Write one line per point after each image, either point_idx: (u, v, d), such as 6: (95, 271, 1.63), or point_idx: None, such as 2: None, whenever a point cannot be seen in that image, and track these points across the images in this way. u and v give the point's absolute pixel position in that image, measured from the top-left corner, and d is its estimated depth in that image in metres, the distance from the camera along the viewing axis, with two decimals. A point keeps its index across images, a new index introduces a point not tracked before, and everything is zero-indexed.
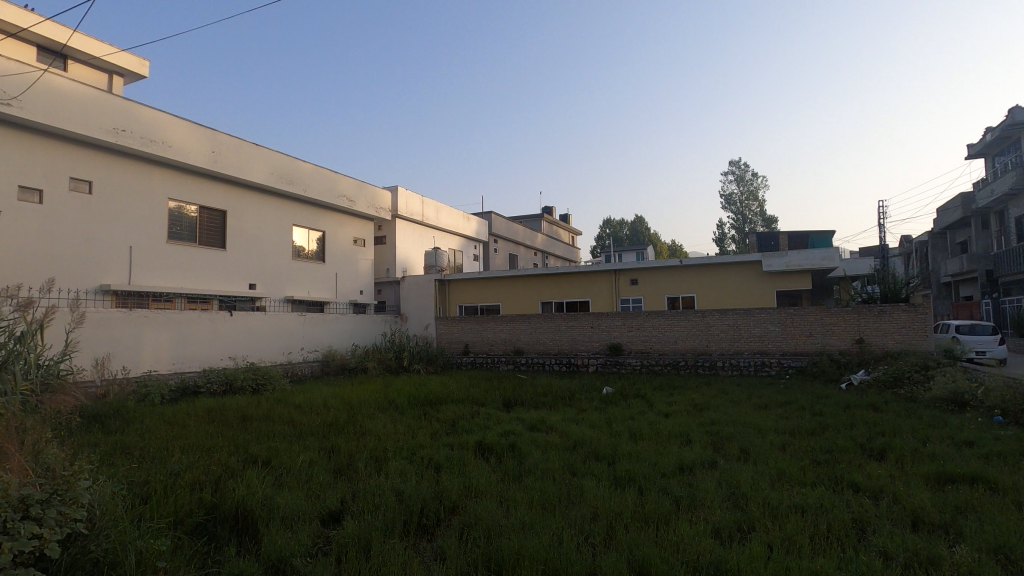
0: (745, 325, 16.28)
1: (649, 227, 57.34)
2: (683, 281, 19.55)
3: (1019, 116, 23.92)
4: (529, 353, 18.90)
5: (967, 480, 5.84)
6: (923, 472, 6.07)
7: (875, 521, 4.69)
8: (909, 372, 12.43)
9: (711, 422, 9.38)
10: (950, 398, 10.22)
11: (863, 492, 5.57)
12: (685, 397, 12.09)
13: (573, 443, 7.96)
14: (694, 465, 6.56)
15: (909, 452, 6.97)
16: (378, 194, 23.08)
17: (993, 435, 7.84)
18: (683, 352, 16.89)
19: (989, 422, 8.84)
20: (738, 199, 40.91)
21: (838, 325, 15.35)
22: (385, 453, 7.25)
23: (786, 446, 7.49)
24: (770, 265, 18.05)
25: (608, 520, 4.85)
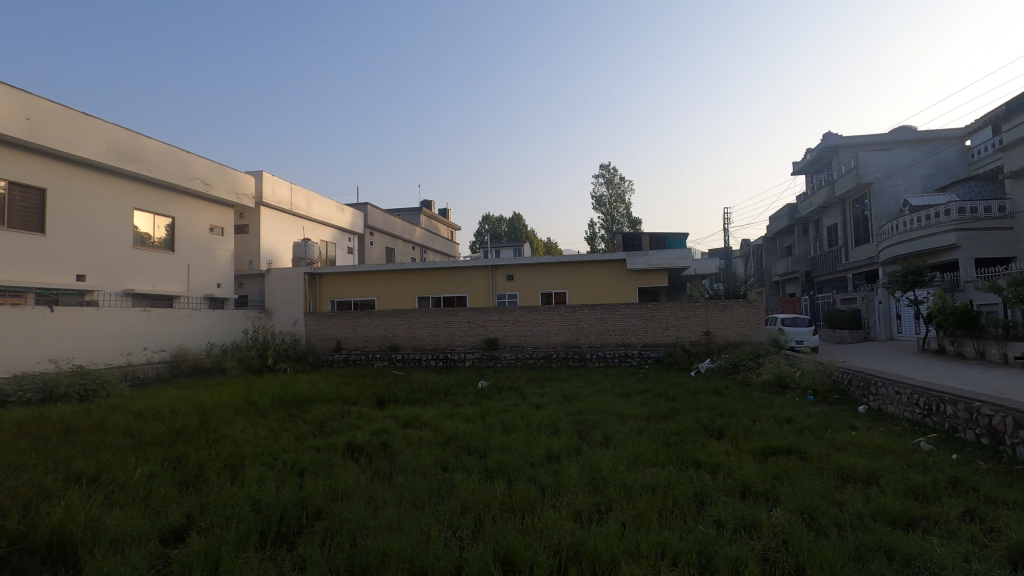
0: (611, 319, 17.40)
1: (525, 225, 59.01)
2: (555, 278, 20.40)
3: (832, 141, 27.98)
4: (406, 348, 18.58)
5: (785, 452, 6.78)
6: (753, 447, 6.93)
7: (711, 493, 5.27)
8: (744, 359, 14.15)
9: (579, 411, 9.91)
10: (776, 381, 11.79)
11: (703, 468, 6.24)
12: (555, 388, 12.64)
13: (446, 438, 7.97)
14: (561, 454, 6.88)
15: (742, 431, 7.91)
16: (239, 179, 21.21)
17: (806, 412, 9.19)
18: (555, 345, 17.65)
19: (804, 401, 10.35)
20: (608, 200, 43.50)
21: (689, 319, 16.96)
22: (242, 460, 6.70)
23: (643, 431, 8.15)
24: (633, 263, 19.49)
25: (476, 513, 4.93)
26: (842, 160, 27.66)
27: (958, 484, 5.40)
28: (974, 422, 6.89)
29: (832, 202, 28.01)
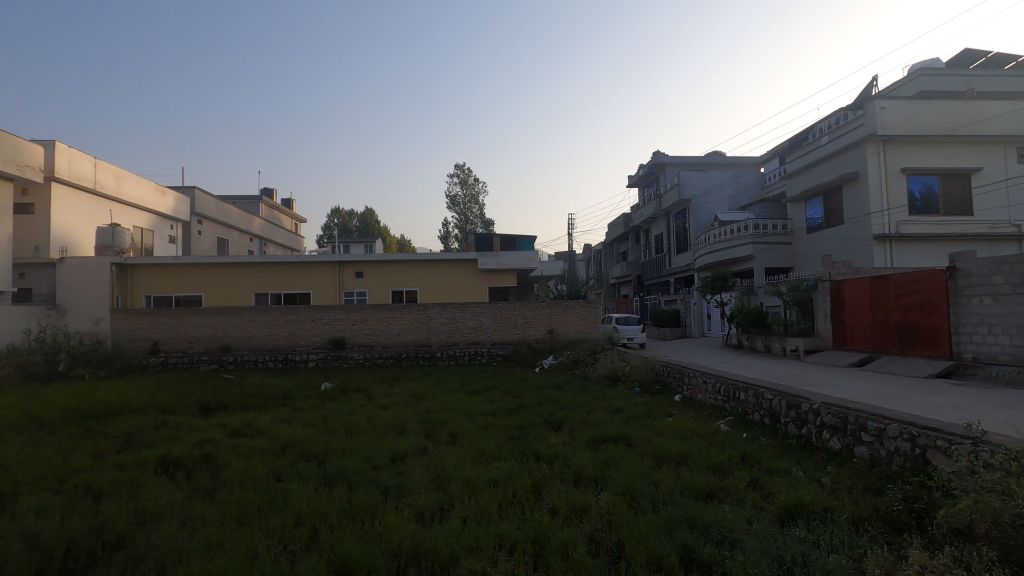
0: (462, 318, 17.60)
1: (378, 221, 57.28)
2: (407, 276, 20.09)
3: (660, 159, 31.33)
4: (239, 350, 16.95)
5: (613, 439, 7.43)
6: (587, 437, 7.49)
7: (548, 483, 5.59)
8: (583, 355, 15.27)
9: (426, 410, 9.88)
10: (609, 374, 12.91)
11: (542, 459, 6.59)
12: (404, 388, 12.45)
13: (282, 445, 7.42)
14: (406, 454, 6.79)
15: (578, 422, 8.51)
16: (23, 148, 17.61)
17: (633, 402, 10.19)
18: (405, 344, 17.37)
19: (631, 392, 11.48)
20: (462, 200, 43.95)
21: (535, 318, 17.80)
22: (16, 488, 5.56)
23: (488, 427, 8.38)
24: (484, 263, 19.95)
25: (312, 523, 4.66)
26: (667, 177, 31.11)
27: (746, 458, 6.37)
28: (759, 405, 8.19)
29: (659, 214, 31.41)
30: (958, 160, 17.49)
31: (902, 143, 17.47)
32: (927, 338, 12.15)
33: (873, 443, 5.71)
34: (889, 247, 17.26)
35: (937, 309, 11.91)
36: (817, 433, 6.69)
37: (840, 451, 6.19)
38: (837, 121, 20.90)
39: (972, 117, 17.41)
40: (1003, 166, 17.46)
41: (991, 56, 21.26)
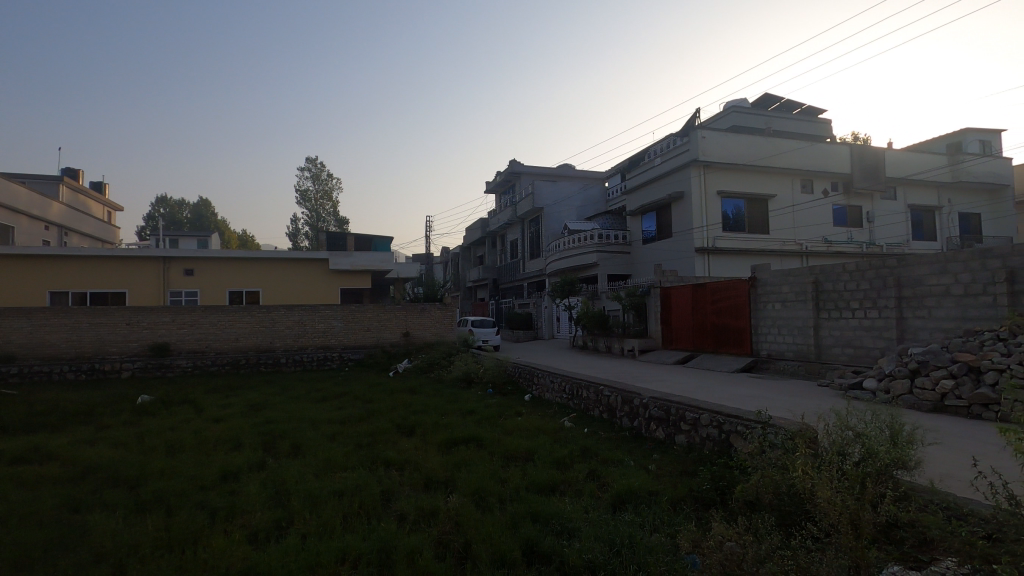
0: (311, 320, 16.58)
1: (215, 214, 51.71)
2: (247, 275, 18.41)
3: (516, 168, 32.53)
4: (28, 359, 14.17)
5: (464, 441, 7.51)
6: (438, 440, 7.48)
7: (397, 489, 5.48)
8: (438, 358, 15.24)
9: (266, 421, 9.12)
10: (463, 377, 13.05)
11: (392, 465, 6.44)
12: (241, 398, 11.38)
13: (82, 470, 6.34)
14: (241, 470, 6.21)
15: (430, 426, 8.46)
16: None
17: (485, 403, 10.40)
18: (244, 350, 15.88)
19: (484, 394, 11.73)
20: (313, 195, 41.44)
21: (390, 321, 17.39)
22: None
23: (335, 435, 7.98)
24: (336, 264, 18.99)
25: (119, 558, 4.05)
26: (522, 185, 32.39)
27: (586, 451, 6.85)
28: (599, 401, 8.87)
29: (514, 220, 32.57)
30: (759, 187, 20.63)
31: (718, 168, 20.16)
32: (734, 338, 14.14)
33: (690, 431, 6.48)
34: (707, 259, 19.77)
35: (742, 312, 13.92)
36: (646, 424, 7.42)
37: (664, 439, 6.95)
38: (668, 146, 23.49)
39: (769, 151, 20.65)
40: (791, 194, 20.95)
41: (782, 102, 25.45)
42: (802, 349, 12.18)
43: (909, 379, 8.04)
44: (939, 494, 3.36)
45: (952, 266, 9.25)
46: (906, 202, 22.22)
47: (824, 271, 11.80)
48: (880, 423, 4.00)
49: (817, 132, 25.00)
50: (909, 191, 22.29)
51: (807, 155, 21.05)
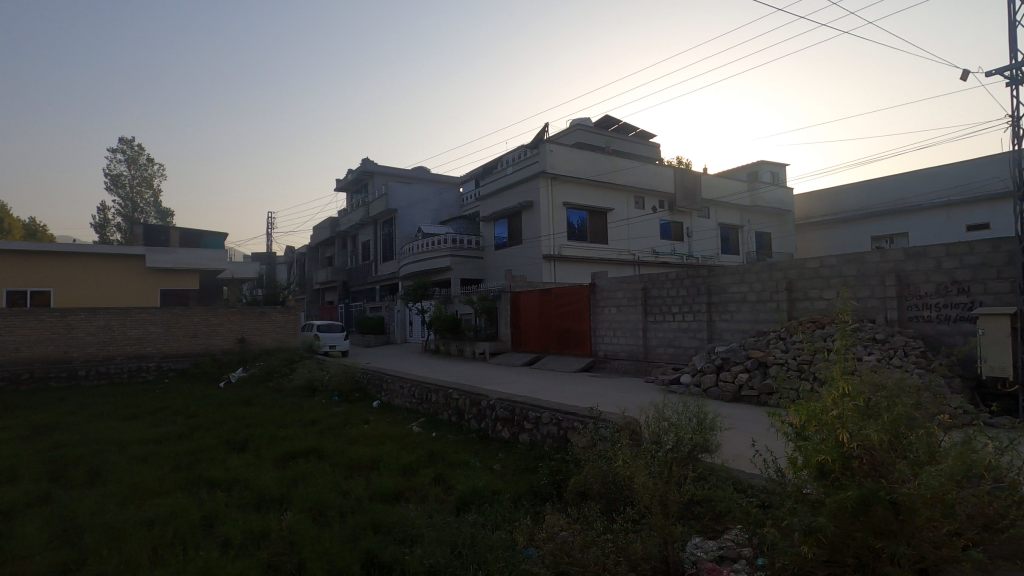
0: (121, 326, 14.37)
1: None
2: (34, 272, 15.44)
3: (369, 167, 31.53)
4: None
5: (304, 454, 7.05)
6: (274, 454, 6.94)
7: (221, 512, 4.97)
8: (278, 366, 14.14)
9: (55, 445, 7.70)
10: (306, 385, 12.27)
11: (217, 486, 5.83)
12: (21, 420, 9.46)
13: None
14: (16, 507, 5.17)
15: (266, 440, 7.82)
16: None
17: (329, 412, 9.89)
18: (27, 362, 13.24)
19: (329, 402, 11.13)
20: (128, 181, 36.04)
21: (222, 326, 15.75)
22: None
23: (148, 457, 7.00)
24: (154, 261, 16.71)
25: None
26: (375, 186, 31.48)
27: (433, 455, 6.84)
28: (448, 405, 8.91)
29: (366, 221, 31.52)
30: (599, 201, 22.42)
31: (564, 181, 21.50)
32: (576, 340, 15.18)
33: (532, 429, 6.80)
34: (554, 265, 20.96)
35: (583, 316, 14.98)
36: (492, 425, 7.62)
37: (508, 439, 7.20)
38: (519, 156, 24.50)
39: (608, 168, 22.52)
40: (626, 209, 23.09)
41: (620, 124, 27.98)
42: (633, 349, 13.46)
43: (715, 374, 9.29)
44: (730, 472, 3.92)
45: (748, 276, 10.89)
46: (717, 221, 25.70)
47: (651, 279, 13.17)
48: (689, 413, 4.55)
49: (648, 154, 27.86)
50: (719, 211, 25.80)
51: (640, 174, 23.35)
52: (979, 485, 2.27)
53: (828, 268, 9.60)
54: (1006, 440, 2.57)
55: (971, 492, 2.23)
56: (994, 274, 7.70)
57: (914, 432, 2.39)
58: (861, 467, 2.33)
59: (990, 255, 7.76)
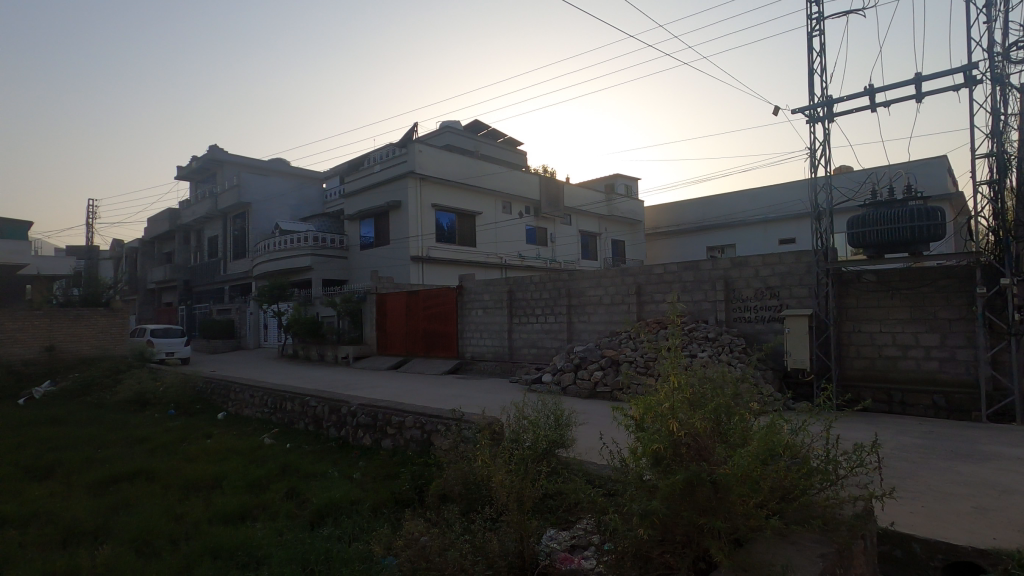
0: None
1: None
2: None
3: (218, 154, 28.63)
4: None
5: (129, 477, 6.18)
6: (88, 480, 5.99)
7: (14, 554, 4.16)
8: (98, 377, 12.26)
9: None
10: (135, 399, 10.80)
11: (9, 523, 4.87)
12: None
13: None
14: None
15: (79, 463, 6.73)
16: None
17: (163, 427, 8.80)
18: None
19: (164, 416, 9.90)
20: None
21: (23, 331, 13.29)
22: None
23: None
24: None
25: None
26: (225, 175, 28.67)
27: (285, 468, 6.37)
28: (304, 413, 8.37)
29: (213, 214, 28.60)
30: (468, 204, 22.62)
31: (433, 182, 21.35)
32: (442, 342, 15.15)
33: (395, 434, 6.64)
34: (422, 267, 20.70)
35: (451, 318, 15.01)
36: (353, 432, 7.31)
37: (370, 445, 6.95)
38: (387, 154, 23.89)
39: (476, 172, 22.81)
40: (494, 213, 23.56)
41: (489, 129, 28.54)
42: (498, 350, 13.79)
43: (573, 372, 9.83)
44: (581, 465, 4.17)
45: (603, 280, 11.68)
46: (577, 228, 27.27)
47: (516, 282, 13.58)
48: (547, 410, 4.74)
49: (515, 160, 28.73)
50: (579, 219, 27.40)
51: (507, 180, 23.97)
52: (780, 461, 2.65)
53: (670, 274, 10.64)
54: (800, 422, 3.03)
55: (773, 468, 2.59)
56: (796, 281, 9.10)
57: (731, 417, 2.73)
58: (688, 451, 2.60)
59: (794, 265, 9.15)
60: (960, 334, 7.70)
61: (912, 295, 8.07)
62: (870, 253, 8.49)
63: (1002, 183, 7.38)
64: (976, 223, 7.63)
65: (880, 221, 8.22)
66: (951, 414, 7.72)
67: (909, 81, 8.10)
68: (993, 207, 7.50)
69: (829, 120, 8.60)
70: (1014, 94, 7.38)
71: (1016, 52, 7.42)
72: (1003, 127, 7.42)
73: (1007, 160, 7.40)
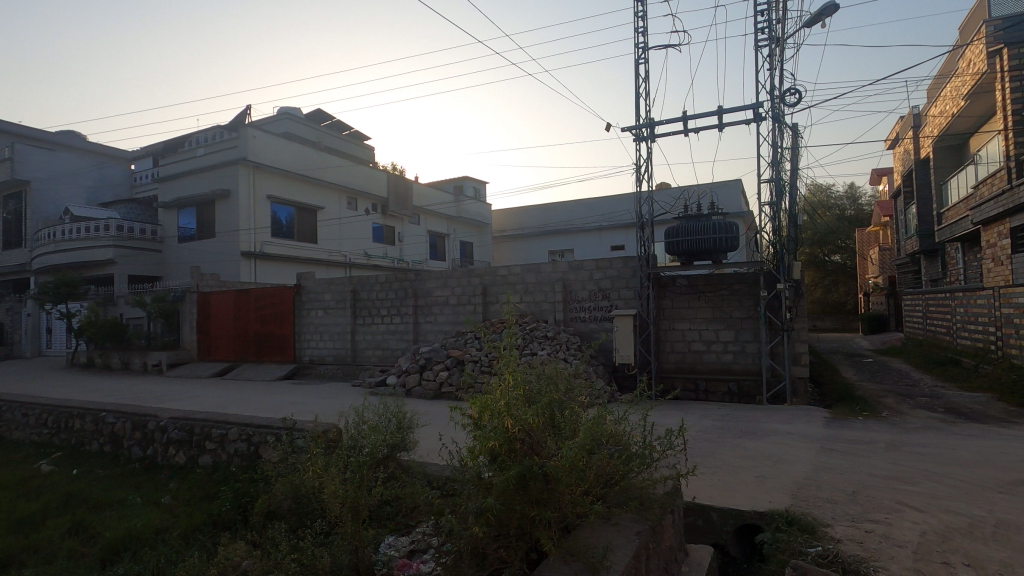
0: None
1: None
2: None
3: None
4: None
5: None
6: None
7: None
8: None
9: None
10: None
11: None
12: None
13: None
14: None
15: None
16: None
17: None
18: None
19: None
20: None
21: None
22: None
23: None
24: None
25: None
26: None
27: (70, 497, 5.34)
28: (99, 432, 7.11)
29: None
30: (308, 197, 21.18)
31: (267, 171, 19.62)
32: (277, 345, 14.02)
33: (215, 449, 5.92)
34: (254, 263, 18.88)
35: (287, 320, 13.94)
36: (163, 450, 6.38)
37: (184, 464, 6.12)
38: (214, 137, 21.44)
39: (318, 164, 21.47)
40: (337, 209, 22.39)
41: (334, 120, 27.10)
42: (340, 353, 13.14)
43: (418, 373, 9.71)
44: (421, 467, 4.09)
45: (450, 281, 11.73)
46: (426, 228, 27.06)
47: (360, 281, 13.02)
48: (388, 414, 4.58)
49: (362, 155, 27.63)
50: (428, 219, 27.22)
51: (352, 175, 22.94)
52: (604, 450, 2.86)
53: (515, 276, 11.03)
54: (623, 413, 3.30)
55: (597, 457, 2.78)
56: (623, 284, 10.01)
57: (563, 411, 2.88)
58: (522, 447, 2.67)
59: (622, 269, 10.05)
60: (748, 330, 9.10)
61: (714, 298, 9.33)
62: (683, 260, 9.63)
63: (779, 204, 8.85)
64: (761, 237, 9.05)
65: (690, 232, 9.38)
66: (742, 398, 9.07)
67: (713, 112, 9.36)
68: (772, 224, 8.90)
69: (651, 139, 9.60)
70: (788, 131, 8.90)
71: (789, 97, 8.92)
72: (780, 158, 8.91)
73: (783, 185, 8.91)
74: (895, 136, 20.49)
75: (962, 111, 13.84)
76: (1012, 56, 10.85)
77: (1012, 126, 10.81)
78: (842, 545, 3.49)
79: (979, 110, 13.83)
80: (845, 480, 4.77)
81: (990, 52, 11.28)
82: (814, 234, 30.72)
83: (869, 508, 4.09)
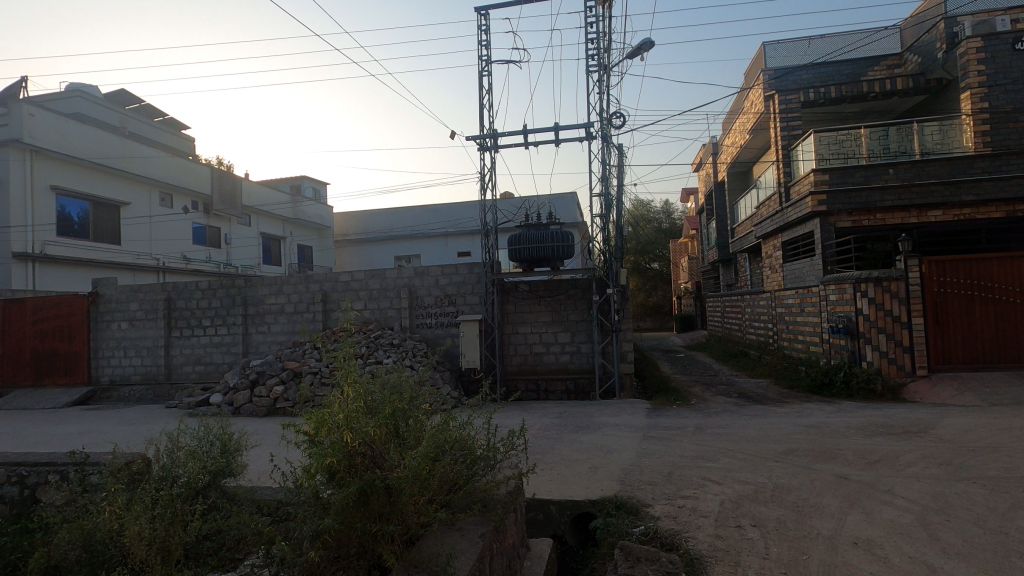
0: None
1: None
2: None
3: None
4: None
5: None
6: None
7: None
8: None
9: None
10: None
11: None
12: None
13: None
14: None
15: None
16: None
17: None
18: None
19: None
20: None
21: None
22: None
23: None
24: None
25: None
26: None
27: None
28: None
29: None
30: (107, 190, 18.18)
31: (49, 157, 16.40)
32: (65, 365, 11.77)
33: None
34: (30, 267, 15.75)
35: (77, 334, 11.78)
36: None
37: None
38: None
39: (122, 152, 18.50)
40: (146, 205, 19.52)
41: (142, 104, 23.74)
42: (150, 371, 11.47)
43: (249, 390, 8.84)
44: (252, 493, 3.70)
45: (286, 287, 10.88)
46: (257, 229, 24.82)
47: (175, 288, 11.47)
48: (210, 435, 4.07)
49: (179, 144, 24.54)
50: (260, 220, 25.01)
51: (166, 167, 20.16)
52: (448, 455, 2.87)
53: (357, 281, 10.60)
54: (467, 418, 3.33)
55: (442, 462, 2.78)
56: (469, 290, 10.17)
57: (406, 420, 2.81)
58: (364, 462, 2.58)
59: (467, 275, 10.21)
60: (583, 331, 9.83)
61: (552, 302, 9.91)
62: (524, 266, 10.08)
63: (607, 217, 9.70)
64: (593, 245, 9.84)
65: (530, 241, 9.87)
66: (578, 395, 9.76)
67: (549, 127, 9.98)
68: (603, 234, 9.75)
69: (494, 149, 9.92)
70: (614, 150, 9.83)
71: (615, 120, 9.84)
72: (608, 174, 9.80)
73: (611, 199, 9.80)
74: (699, 161, 23.77)
75: (747, 143, 16.52)
76: (781, 101, 13.25)
77: (781, 158, 13.15)
78: (661, 522, 3.92)
79: (759, 143, 16.60)
80: (663, 463, 5.36)
81: (766, 96, 13.64)
82: (637, 244, 34.39)
83: (679, 485, 4.65)
